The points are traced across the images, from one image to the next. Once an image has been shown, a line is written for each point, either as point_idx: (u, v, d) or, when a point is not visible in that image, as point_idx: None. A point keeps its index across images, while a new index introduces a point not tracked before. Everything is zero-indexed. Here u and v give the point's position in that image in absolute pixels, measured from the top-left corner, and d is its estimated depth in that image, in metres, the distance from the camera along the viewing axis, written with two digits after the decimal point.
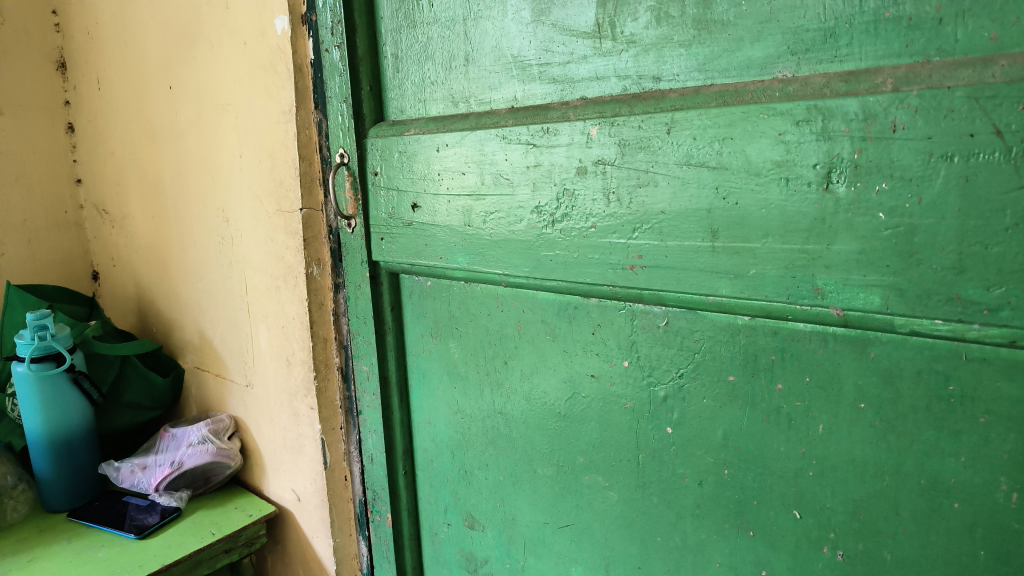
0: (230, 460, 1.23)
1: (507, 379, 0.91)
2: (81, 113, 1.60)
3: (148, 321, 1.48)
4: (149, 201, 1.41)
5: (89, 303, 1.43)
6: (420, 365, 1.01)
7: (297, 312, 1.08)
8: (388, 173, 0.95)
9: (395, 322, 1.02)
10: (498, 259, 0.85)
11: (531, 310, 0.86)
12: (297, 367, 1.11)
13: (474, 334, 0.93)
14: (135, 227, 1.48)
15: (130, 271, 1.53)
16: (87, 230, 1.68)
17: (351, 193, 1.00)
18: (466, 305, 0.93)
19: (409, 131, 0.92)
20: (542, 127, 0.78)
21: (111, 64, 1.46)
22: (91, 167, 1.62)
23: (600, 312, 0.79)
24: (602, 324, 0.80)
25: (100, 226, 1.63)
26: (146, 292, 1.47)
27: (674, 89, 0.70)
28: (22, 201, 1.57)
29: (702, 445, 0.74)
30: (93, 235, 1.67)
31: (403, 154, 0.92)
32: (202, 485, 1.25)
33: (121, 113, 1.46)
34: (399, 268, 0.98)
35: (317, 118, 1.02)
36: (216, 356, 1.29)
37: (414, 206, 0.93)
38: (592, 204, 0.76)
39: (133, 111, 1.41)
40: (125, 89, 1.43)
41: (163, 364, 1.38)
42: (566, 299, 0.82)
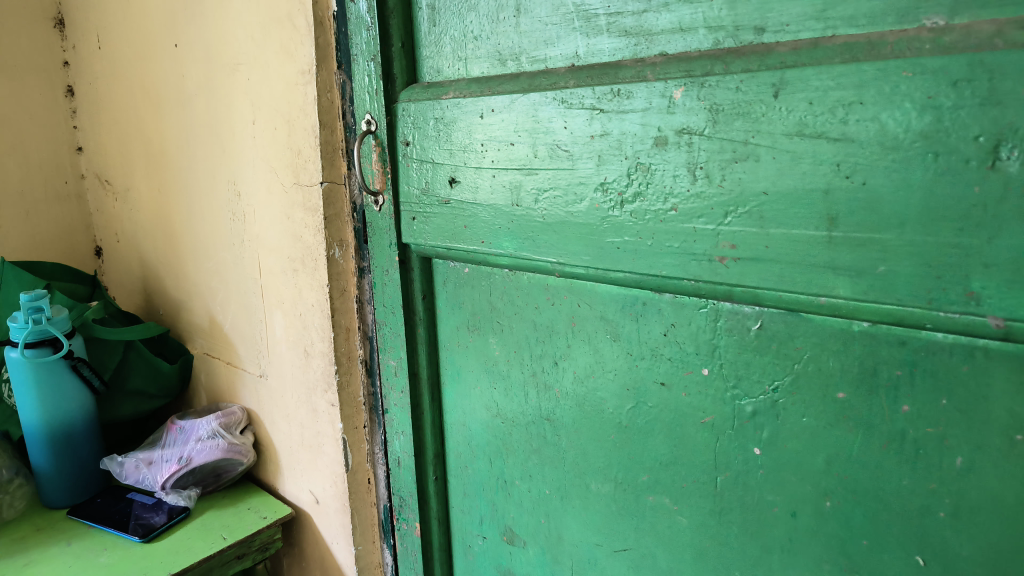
0: (242, 456, 1.13)
1: (557, 382, 0.79)
2: (81, 75, 1.48)
3: (154, 302, 1.37)
4: (154, 172, 1.30)
5: (90, 282, 1.32)
6: (455, 361, 0.89)
7: (316, 299, 0.96)
8: (422, 143, 0.82)
9: (427, 311, 0.90)
10: (552, 245, 0.73)
11: (588, 305, 0.74)
12: (316, 359, 0.99)
13: (518, 329, 0.81)
14: (139, 200, 1.37)
15: (134, 248, 1.42)
16: (90, 203, 1.57)
17: (379, 166, 0.87)
18: (510, 296, 0.81)
19: (446, 94, 0.79)
20: (611, 89, 0.65)
21: (112, 20, 1.33)
22: (92, 134, 1.50)
23: (673, 310, 0.67)
24: (676, 324, 0.67)
25: (103, 199, 1.51)
26: (151, 271, 1.36)
27: (782, 42, 0.56)
28: (19, 170, 1.46)
29: (797, 471, 0.63)
30: (96, 208, 1.55)
31: (439, 122, 0.80)
32: (212, 484, 1.14)
33: (124, 75, 1.33)
34: (432, 252, 0.86)
35: (341, 80, 0.90)
36: (227, 343, 1.18)
37: (452, 180, 0.81)
38: (672, 181, 0.63)
39: (136, 72, 1.29)
40: (127, 48, 1.30)
41: (170, 350, 1.28)
42: (633, 293, 0.70)
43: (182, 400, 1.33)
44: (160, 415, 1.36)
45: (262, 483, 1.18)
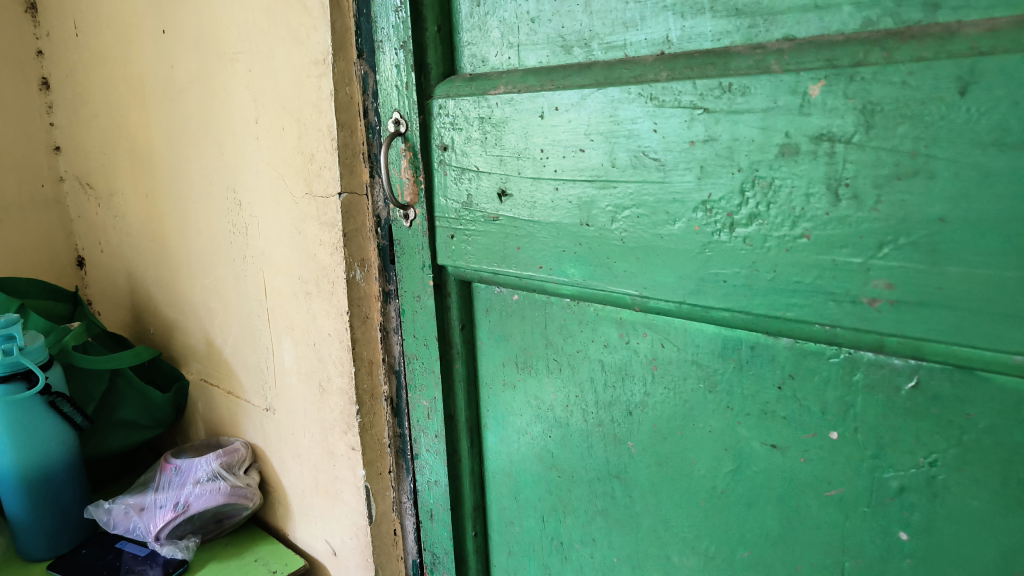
0: (247, 500, 0.99)
1: (631, 435, 0.66)
2: (58, 65, 1.33)
3: (143, 320, 1.23)
4: (141, 175, 1.15)
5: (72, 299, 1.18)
6: (501, 403, 0.76)
7: (332, 328, 0.83)
8: (463, 147, 0.69)
9: (467, 345, 0.76)
10: (632, 275, 0.59)
11: (674, 347, 0.61)
12: (333, 397, 0.85)
13: (582, 370, 0.68)
14: (124, 206, 1.22)
15: (120, 258, 1.27)
16: (71, 207, 1.42)
17: (409, 174, 0.74)
18: (571, 331, 0.68)
19: (493, 89, 0.65)
20: (719, 83, 0.51)
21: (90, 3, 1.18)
22: (71, 131, 1.35)
23: (792, 359, 0.54)
24: (796, 375, 0.54)
25: (84, 202, 1.37)
26: (140, 286, 1.22)
27: (968, 22, 0.42)
28: None
29: (960, 566, 0.50)
30: (76, 211, 1.41)
31: (486, 122, 0.66)
32: (212, 531, 1.01)
33: (104, 65, 1.19)
34: (474, 276, 0.73)
35: (362, 71, 0.76)
36: (227, 370, 1.04)
37: (502, 193, 0.67)
38: (803, 202, 0.49)
39: (117, 62, 1.15)
40: (108, 35, 1.15)
41: (163, 375, 1.15)
42: (738, 335, 0.57)
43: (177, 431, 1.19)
44: (153, 446, 1.23)
45: (270, 528, 1.05)
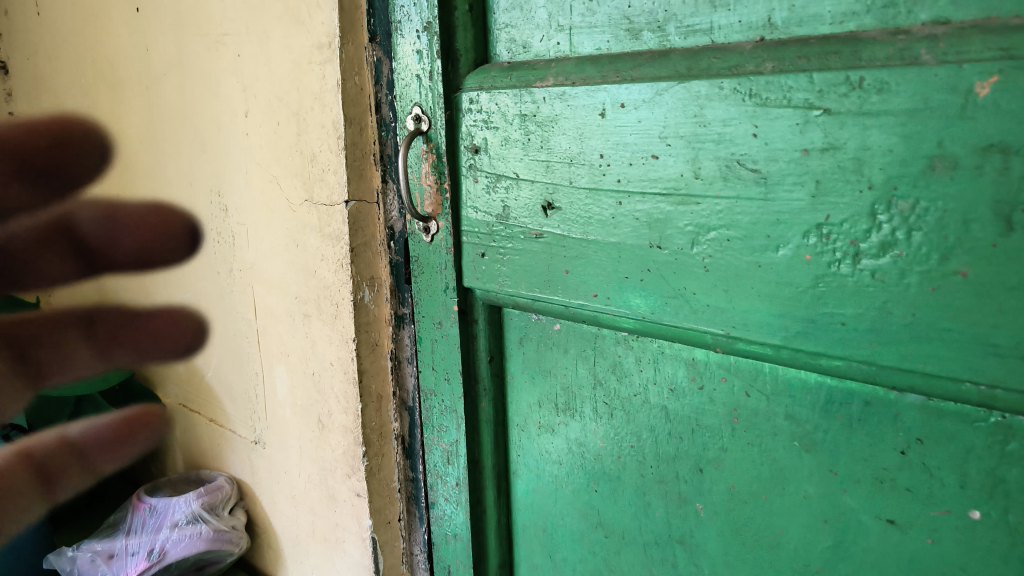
0: (234, 545, 0.88)
1: (700, 496, 0.56)
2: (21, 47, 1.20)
3: None
4: (117, 173, 1.04)
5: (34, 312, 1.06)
6: (536, 448, 0.66)
7: (335, 356, 0.71)
8: (499, 149, 0.57)
9: (499, 382, 0.66)
10: (715, 312, 0.49)
11: (762, 395, 0.51)
12: (334, 435, 0.74)
13: (641, 417, 0.58)
14: None
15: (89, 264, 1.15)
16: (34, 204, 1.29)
17: (430, 181, 0.62)
18: (628, 372, 0.57)
19: (536, 82, 0.54)
20: (846, 76, 0.40)
21: None
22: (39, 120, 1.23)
23: (922, 419, 0.44)
24: (927, 439, 0.44)
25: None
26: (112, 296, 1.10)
27: None
28: None
29: None
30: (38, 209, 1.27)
31: (529, 121, 0.55)
32: None
33: (69, 48, 1.06)
34: (507, 302, 0.62)
35: (375, 58, 0.65)
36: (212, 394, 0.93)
37: (548, 206, 0.55)
38: (958, 230, 0.39)
39: (84, 45, 1.02)
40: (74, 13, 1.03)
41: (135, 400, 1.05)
42: (847, 388, 0.47)
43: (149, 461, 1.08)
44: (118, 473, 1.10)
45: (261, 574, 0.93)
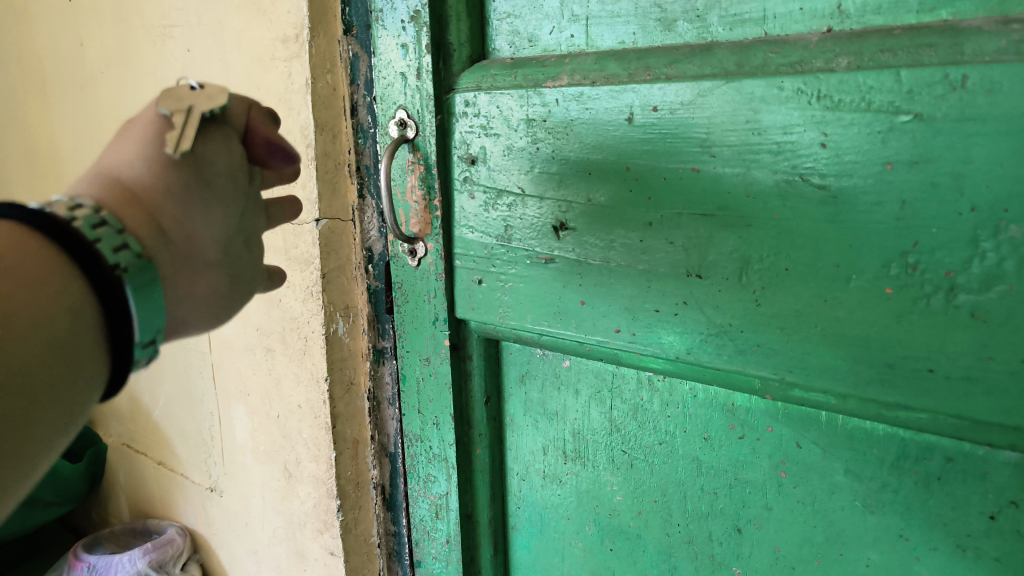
0: None
1: (738, 559, 0.49)
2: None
3: None
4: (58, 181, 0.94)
5: None
6: (538, 500, 0.58)
7: (303, 399, 0.64)
8: (500, 159, 0.49)
9: (496, 426, 0.57)
10: (768, 353, 0.41)
11: (815, 448, 0.44)
12: (303, 485, 0.67)
13: (666, 470, 0.50)
14: None
15: None
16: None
17: (416, 197, 0.54)
18: (651, 418, 0.49)
19: (545, 81, 0.46)
20: (944, 74, 0.33)
21: None
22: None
23: (1017, 481, 0.37)
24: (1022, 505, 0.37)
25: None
26: None
27: None
28: None
29: None
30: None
31: (537, 126, 0.47)
32: None
33: None
34: (507, 337, 0.53)
35: (352, 53, 0.56)
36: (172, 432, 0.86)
37: (559, 226, 0.47)
38: None
39: (10, 38, 0.91)
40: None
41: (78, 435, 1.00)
42: (924, 442, 0.40)
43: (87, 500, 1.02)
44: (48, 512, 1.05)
45: None
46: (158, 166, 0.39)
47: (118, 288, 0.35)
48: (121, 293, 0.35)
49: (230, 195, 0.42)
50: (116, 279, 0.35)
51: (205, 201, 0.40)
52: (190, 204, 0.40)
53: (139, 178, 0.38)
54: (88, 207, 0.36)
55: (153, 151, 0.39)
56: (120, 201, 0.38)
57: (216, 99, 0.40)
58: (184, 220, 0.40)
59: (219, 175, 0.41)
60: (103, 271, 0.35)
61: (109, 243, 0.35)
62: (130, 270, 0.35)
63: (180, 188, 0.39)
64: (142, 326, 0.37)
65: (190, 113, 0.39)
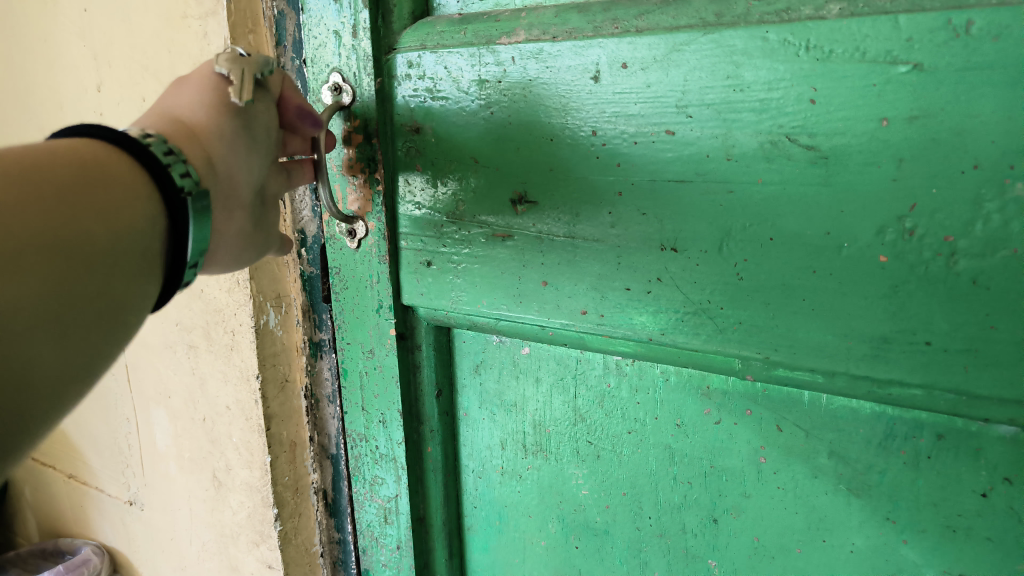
0: None
1: (714, 551, 0.45)
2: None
3: None
4: None
5: None
6: (496, 499, 0.53)
7: (233, 399, 0.58)
8: (451, 126, 0.44)
9: (449, 421, 0.53)
10: (748, 330, 0.38)
11: (797, 430, 0.40)
12: (235, 494, 0.61)
13: (635, 460, 0.46)
14: None
15: None
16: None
17: (352, 170, 0.48)
18: (619, 405, 0.46)
19: (499, 38, 0.42)
20: (946, 19, 0.30)
21: None
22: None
23: (1012, 457, 0.34)
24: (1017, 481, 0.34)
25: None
26: None
27: None
28: None
29: None
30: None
31: (491, 88, 0.42)
32: None
33: None
34: (459, 323, 0.49)
35: (279, 13, 0.51)
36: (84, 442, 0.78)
37: (518, 198, 0.43)
38: None
39: None
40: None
41: None
42: (913, 419, 0.37)
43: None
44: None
45: None
46: (216, 108, 0.37)
47: (182, 213, 0.34)
48: (184, 222, 0.34)
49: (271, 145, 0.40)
50: (182, 205, 0.34)
51: (253, 143, 0.38)
52: (238, 147, 0.38)
53: (194, 121, 0.37)
54: (155, 136, 0.35)
55: (209, 95, 0.37)
56: (181, 137, 0.36)
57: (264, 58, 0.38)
58: (232, 161, 0.37)
59: (263, 126, 0.39)
60: (171, 194, 0.34)
61: (177, 167, 0.34)
62: (195, 196, 0.34)
63: (232, 129, 0.37)
64: (195, 247, 0.36)
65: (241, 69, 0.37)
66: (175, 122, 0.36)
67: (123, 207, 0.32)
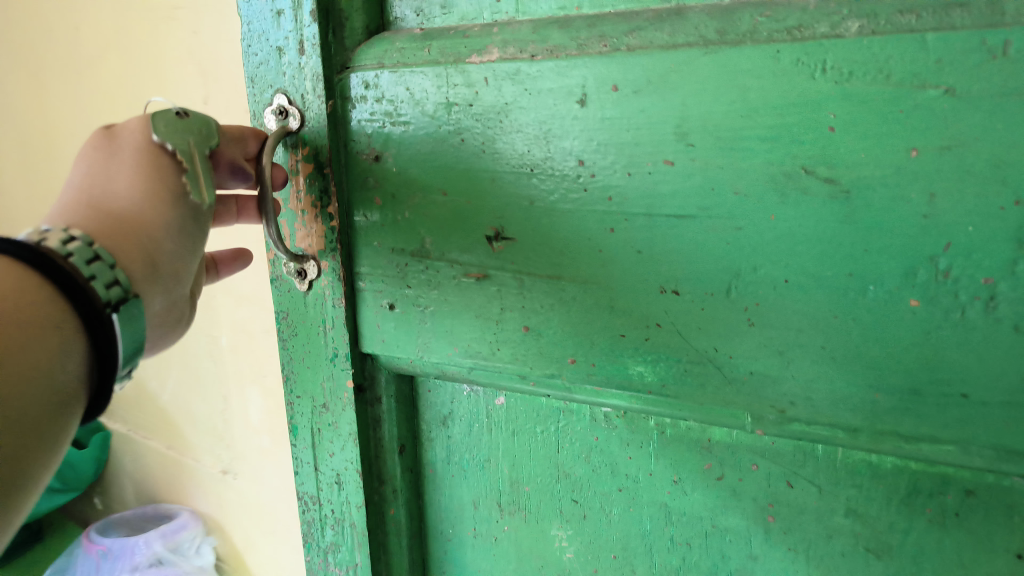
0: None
1: None
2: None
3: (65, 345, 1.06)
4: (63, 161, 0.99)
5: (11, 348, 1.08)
6: (469, 564, 0.48)
7: None
8: (417, 154, 0.39)
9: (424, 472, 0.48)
10: (761, 378, 0.34)
11: (809, 486, 0.37)
12: None
13: (628, 518, 0.42)
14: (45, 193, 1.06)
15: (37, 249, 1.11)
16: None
17: (297, 208, 0.42)
18: (608, 459, 0.41)
19: (469, 55, 0.37)
20: (981, 40, 0.27)
21: None
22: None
23: None
24: None
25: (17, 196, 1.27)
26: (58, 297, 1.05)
27: None
28: None
29: None
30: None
31: (461, 112, 0.38)
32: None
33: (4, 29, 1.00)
34: (427, 372, 0.44)
35: None
36: None
37: (496, 235, 0.38)
38: None
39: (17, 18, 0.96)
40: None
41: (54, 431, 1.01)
42: (938, 474, 0.33)
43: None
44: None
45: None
46: (157, 195, 0.34)
47: (107, 332, 0.31)
48: (114, 337, 0.31)
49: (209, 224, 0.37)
50: (107, 322, 0.30)
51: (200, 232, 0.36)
52: (181, 237, 0.35)
53: (134, 212, 0.33)
54: (81, 239, 0.31)
55: (147, 179, 0.34)
56: (114, 233, 0.32)
57: (209, 134, 0.36)
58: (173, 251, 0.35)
59: (208, 213, 0.36)
60: (94, 312, 0.30)
61: (104, 278, 0.30)
62: (122, 310, 0.31)
63: (177, 220, 0.35)
64: (127, 360, 0.32)
65: (192, 156, 0.35)
66: (108, 216, 0.33)
67: (30, 348, 0.28)
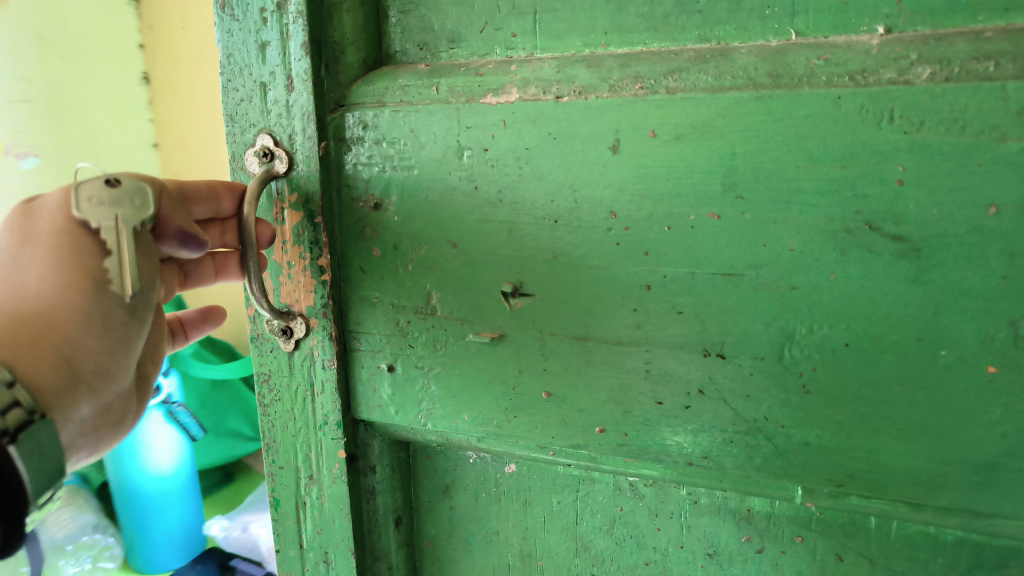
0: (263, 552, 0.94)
1: None
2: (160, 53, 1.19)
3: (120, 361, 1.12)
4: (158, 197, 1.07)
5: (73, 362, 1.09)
6: None
7: None
8: (424, 202, 0.35)
9: (424, 544, 0.43)
10: (818, 449, 0.31)
11: (860, 560, 0.34)
12: None
13: None
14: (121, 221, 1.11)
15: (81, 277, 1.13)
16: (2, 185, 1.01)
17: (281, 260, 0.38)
18: (634, 533, 0.38)
19: (483, 95, 0.34)
20: None
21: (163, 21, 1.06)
22: (42, 123, 1.07)
23: None
24: None
25: None
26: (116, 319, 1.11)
27: None
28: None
29: None
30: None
31: (476, 157, 0.34)
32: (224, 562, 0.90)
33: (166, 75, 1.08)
34: (429, 439, 0.39)
35: None
36: None
37: (514, 291, 0.34)
38: None
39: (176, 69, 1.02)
40: None
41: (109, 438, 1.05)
42: (1004, 546, 0.31)
43: (140, 536, 0.87)
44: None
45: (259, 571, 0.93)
46: (71, 288, 0.30)
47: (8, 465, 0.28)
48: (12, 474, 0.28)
49: (148, 307, 0.33)
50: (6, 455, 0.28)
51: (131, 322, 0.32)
52: (110, 329, 0.31)
53: (48, 311, 0.30)
54: None
55: (64, 270, 0.30)
56: (19, 344, 0.29)
57: (145, 209, 0.31)
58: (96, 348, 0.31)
59: (141, 298, 0.32)
60: None
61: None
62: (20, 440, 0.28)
63: (102, 313, 0.31)
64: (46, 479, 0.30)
65: (122, 239, 0.31)
66: (15, 317, 0.29)
67: None
